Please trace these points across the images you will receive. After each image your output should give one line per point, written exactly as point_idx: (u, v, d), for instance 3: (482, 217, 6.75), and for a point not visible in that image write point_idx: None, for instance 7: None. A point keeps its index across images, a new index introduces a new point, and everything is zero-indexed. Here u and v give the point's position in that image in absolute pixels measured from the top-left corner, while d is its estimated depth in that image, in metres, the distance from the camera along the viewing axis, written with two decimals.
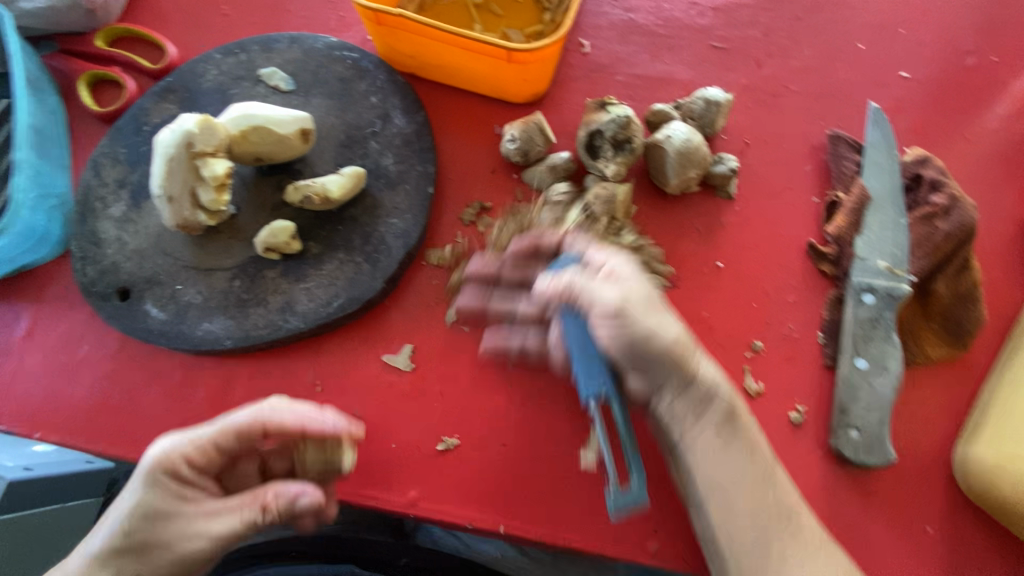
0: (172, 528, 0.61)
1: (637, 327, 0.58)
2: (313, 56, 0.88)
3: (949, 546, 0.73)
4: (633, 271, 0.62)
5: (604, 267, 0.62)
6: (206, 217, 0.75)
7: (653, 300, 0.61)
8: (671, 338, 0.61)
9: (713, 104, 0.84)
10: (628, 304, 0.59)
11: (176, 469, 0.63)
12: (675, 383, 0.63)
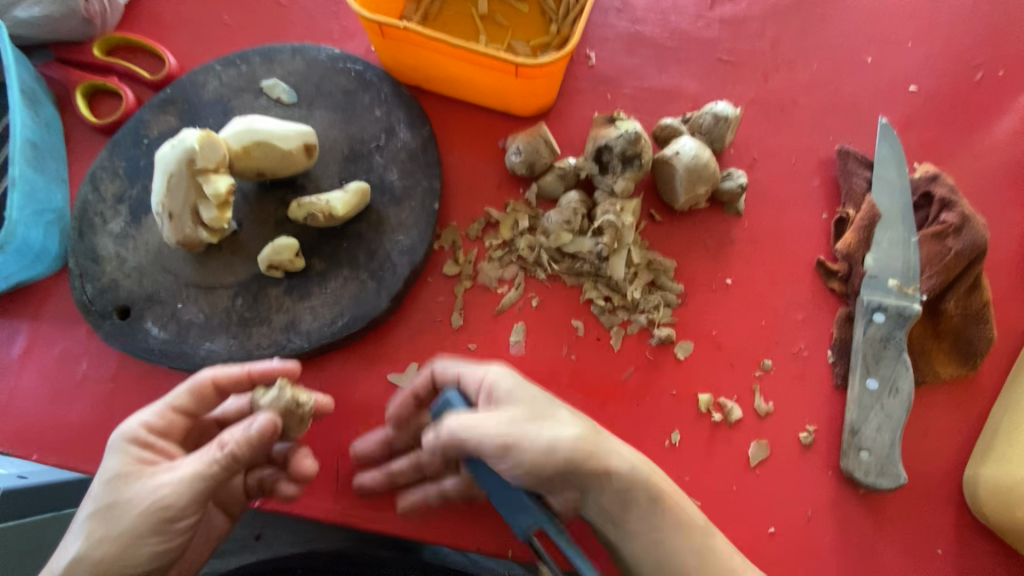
0: (137, 488, 0.59)
1: (512, 451, 0.57)
2: (316, 68, 0.86)
3: (959, 568, 0.73)
4: (503, 400, 0.62)
5: (484, 391, 0.64)
6: (207, 235, 0.73)
7: (536, 410, 0.61)
8: (601, 452, 0.61)
9: (722, 120, 0.82)
10: (505, 433, 0.58)
11: (141, 436, 0.62)
12: (607, 489, 0.61)
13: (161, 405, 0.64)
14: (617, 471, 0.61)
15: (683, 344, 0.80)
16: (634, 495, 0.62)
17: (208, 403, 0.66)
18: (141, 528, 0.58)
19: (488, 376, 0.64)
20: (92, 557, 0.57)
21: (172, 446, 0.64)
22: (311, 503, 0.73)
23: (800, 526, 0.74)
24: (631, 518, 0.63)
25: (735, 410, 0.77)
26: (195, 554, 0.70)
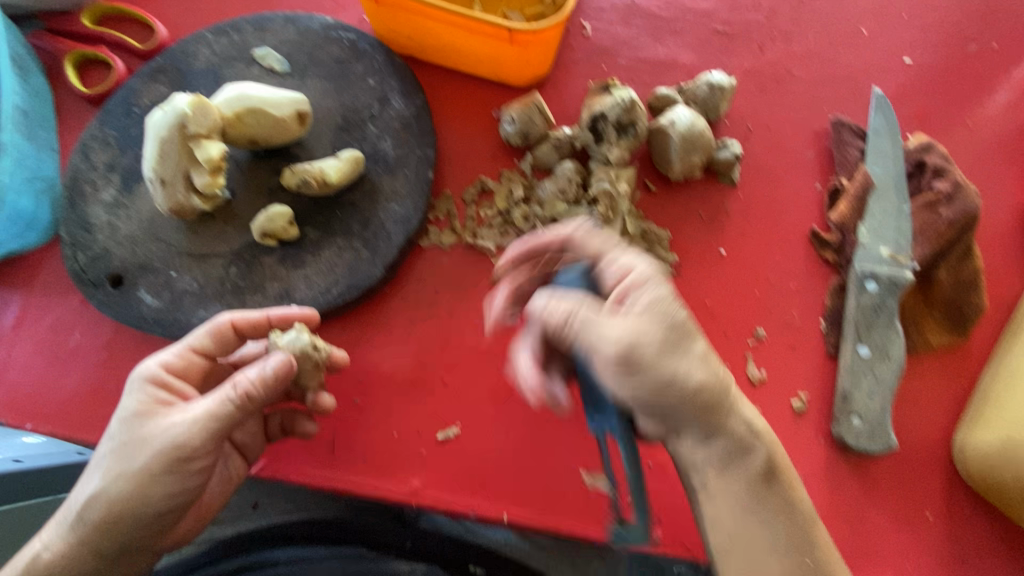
0: (152, 427, 0.59)
1: (641, 373, 0.53)
2: (308, 37, 0.85)
3: (947, 531, 0.74)
4: (644, 306, 0.54)
5: (622, 289, 0.55)
6: (200, 202, 0.73)
7: (679, 332, 0.55)
8: (721, 390, 0.57)
9: (717, 89, 0.82)
10: (635, 348, 0.52)
11: (160, 376, 0.63)
12: (715, 438, 0.58)
13: (180, 347, 0.66)
14: (728, 410, 0.58)
15: None
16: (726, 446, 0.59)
17: (227, 347, 0.68)
18: (156, 467, 0.58)
19: (631, 275, 0.56)
20: (110, 494, 0.58)
21: (188, 388, 0.64)
22: (307, 470, 0.73)
23: None
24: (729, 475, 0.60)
25: None
26: (216, 495, 0.72)
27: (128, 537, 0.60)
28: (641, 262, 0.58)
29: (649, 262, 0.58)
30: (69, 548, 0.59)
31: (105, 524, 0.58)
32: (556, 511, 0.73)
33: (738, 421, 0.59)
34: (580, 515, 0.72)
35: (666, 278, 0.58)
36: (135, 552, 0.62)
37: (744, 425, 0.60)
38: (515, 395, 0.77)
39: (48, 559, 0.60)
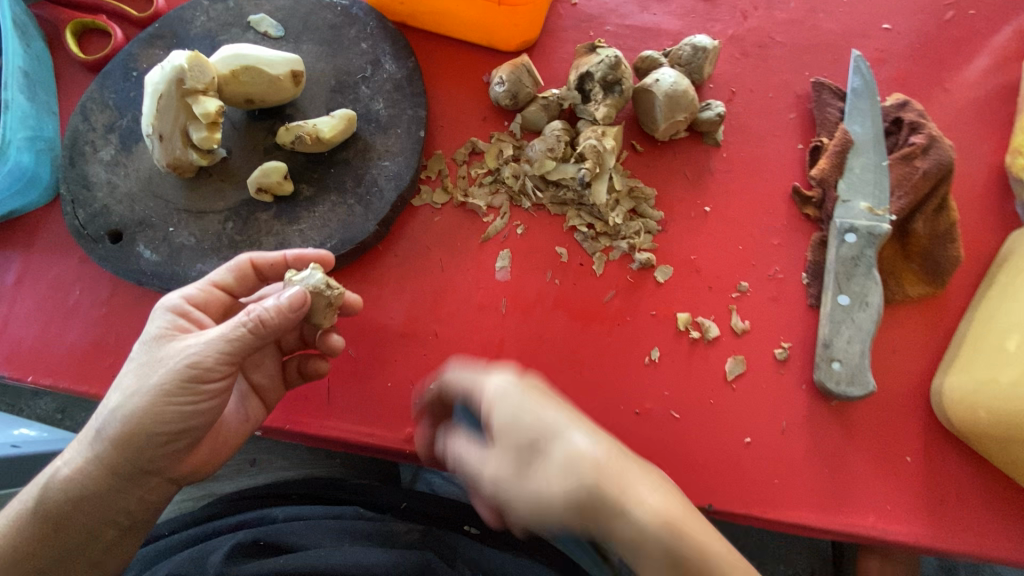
0: (169, 350, 0.62)
1: (500, 505, 0.51)
2: (302, 3, 0.87)
3: (925, 473, 0.76)
4: (495, 442, 0.51)
5: (483, 417, 0.53)
6: (197, 157, 0.75)
7: (529, 452, 0.49)
8: (598, 483, 0.46)
9: (701, 50, 0.85)
10: (488, 486, 0.50)
11: (182, 306, 0.67)
12: (615, 535, 0.47)
13: (202, 283, 0.69)
14: (628, 536, 0.46)
15: (663, 268, 0.83)
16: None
17: (247, 286, 0.72)
18: (169, 385, 0.60)
19: (487, 407, 0.53)
20: (126, 410, 0.60)
21: (206, 319, 0.67)
22: (304, 419, 0.75)
23: (774, 436, 0.77)
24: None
25: (712, 328, 0.80)
26: (230, 438, 0.71)
27: (140, 455, 0.62)
28: (496, 391, 0.53)
29: (515, 381, 0.54)
30: (88, 463, 0.62)
31: (121, 441, 0.61)
32: None
33: (628, 528, 0.46)
34: None
35: (524, 390, 0.53)
36: (146, 475, 0.63)
37: (635, 533, 0.46)
38: (505, 346, 0.79)
39: (69, 475, 0.63)
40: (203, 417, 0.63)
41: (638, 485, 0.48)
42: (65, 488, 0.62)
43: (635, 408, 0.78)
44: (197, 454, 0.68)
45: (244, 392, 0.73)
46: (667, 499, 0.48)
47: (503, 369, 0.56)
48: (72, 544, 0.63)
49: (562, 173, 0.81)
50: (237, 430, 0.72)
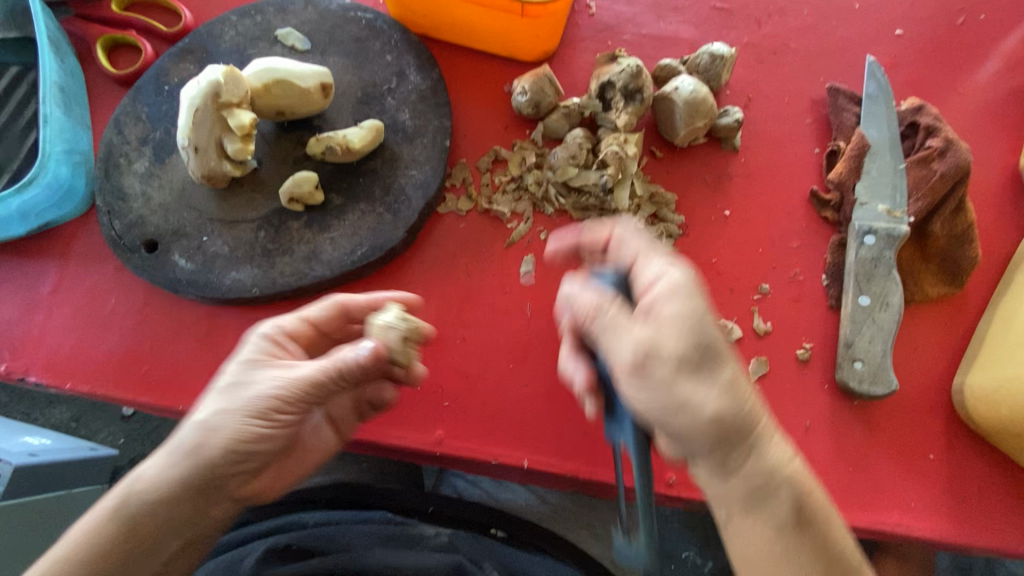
0: (262, 375, 0.63)
1: (650, 384, 0.53)
2: (328, 17, 0.90)
3: (948, 471, 0.77)
4: (676, 318, 0.53)
5: (652, 304, 0.55)
6: (231, 168, 0.77)
7: (707, 354, 0.53)
8: (752, 411, 0.55)
9: (718, 58, 0.87)
10: (650, 356, 0.52)
11: (275, 336, 0.68)
12: (749, 460, 0.55)
13: (298, 315, 0.70)
14: (766, 470, 0.55)
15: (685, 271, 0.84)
16: (774, 533, 0.56)
17: (335, 325, 0.73)
18: (261, 408, 0.61)
19: (664, 296, 0.54)
20: (214, 426, 0.60)
21: (295, 349, 0.69)
22: None
23: (798, 436, 0.78)
24: (758, 521, 0.56)
25: (735, 330, 0.82)
26: (295, 467, 0.71)
27: (214, 473, 0.60)
28: (674, 279, 0.55)
29: (685, 280, 0.56)
30: (164, 475, 0.59)
31: (202, 456, 0.59)
32: (574, 456, 0.76)
33: (767, 462, 0.55)
34: (596, 461, 0.76)
35: (693, 291, 0.55)
36: (214, 494, 0.62)
37: (772, 473, 0.55)
38: (531, 350, 0.80)
39: (143, 485, 0.60)
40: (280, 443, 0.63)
41: (778, 436, 0.58)
42: (136, 500, 0.59)
43: None
44: (262, 481, 0.66)
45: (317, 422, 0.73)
46: (799, 462, 0.58)
47: (679, 262, 0.57)
48: (129, 559, 0.59)
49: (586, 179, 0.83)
50: (307, 457, 0.72)
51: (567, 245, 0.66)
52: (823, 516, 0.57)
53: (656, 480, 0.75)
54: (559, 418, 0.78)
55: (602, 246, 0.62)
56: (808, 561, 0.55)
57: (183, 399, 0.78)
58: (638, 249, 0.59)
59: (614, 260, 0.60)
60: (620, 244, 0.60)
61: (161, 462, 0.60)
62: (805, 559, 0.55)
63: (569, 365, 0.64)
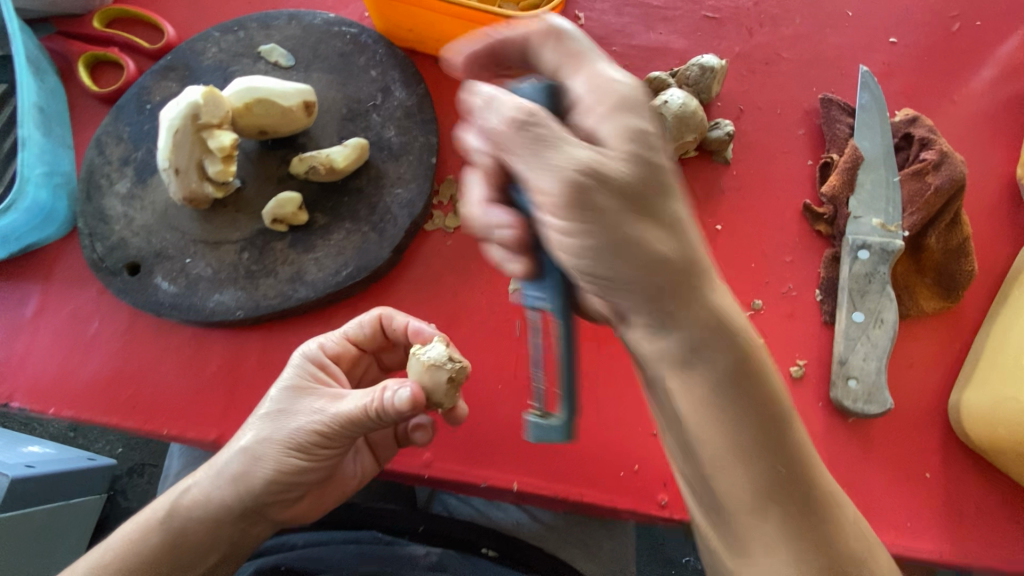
0: (304, 402, 0.66)
1: (590, 218, 0.45)
2: (312, 32, 0.89)
3: (945, 489, 0.76)
4: (626, 142, 0.47)
5: (597, 126, 0.49)
6: (213, 189, 0.76)
7: (656, 182, 0.48)
8: (699, 253, 0.51)
9: (708, 70, 0.85)
10: (590, 181, 0.45)
11: (318, 357, 0.72)
12: (693, 312, 0.51)
13: (340, 334, 0.74)
14: (708, 321, 0.52)
15: None
16: (708, 389, 0.52)
17: (374, 342, 0.76)
18: (299, 441, 0.65)
19: (604, 117, 0.49)
20: (257, 454, 0.66)
21: (338, 372, 0.72)
22: None
23: None
24: (697, 377, 0.53)
25: None
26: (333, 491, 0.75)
27: (256, 497, 0.67)
28: (622, 95, 0.50)
29: (637, 96, 0.50)
30: (213, 494, 0.67)
31: (245, 481, 0.66)
32: (563, 478, 0.75)
33: (710, 312, 0.52)
34: (587, 482, 0.75)
35: (642, 107, 0.50)
36: (255, 512, 0.68)
37: (714, 321, 0.52)
38: (520, 370, 0.79)
39: (194, 497, 0.67)
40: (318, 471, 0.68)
41: (720, 287, 0.55)
42: (186, 515, 0.67)
43: (652, 429, 0.77)
44: (303, 501, 0.73)
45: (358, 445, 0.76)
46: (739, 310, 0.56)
47: (628, 75, 0.52)
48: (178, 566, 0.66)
49: None
50: (346, 479, 0.76)
51: (482, 49, 0.60)
52: (763, 370, 0.54)
53: (647, 502, 0.74)
54: (549, 439, 0.76)
55: (540, 48, 0.56)
56: (741, 408, 0.52)
57: (168, 423, 0.77)
58: (576, 54, 0.53)
59: (551, 77, 0.55)
60: (558, 41, 0.54)
61: (212, 479, 0.67)
62: (742, 406, 0.52)
63: (489, 216, 0.55)
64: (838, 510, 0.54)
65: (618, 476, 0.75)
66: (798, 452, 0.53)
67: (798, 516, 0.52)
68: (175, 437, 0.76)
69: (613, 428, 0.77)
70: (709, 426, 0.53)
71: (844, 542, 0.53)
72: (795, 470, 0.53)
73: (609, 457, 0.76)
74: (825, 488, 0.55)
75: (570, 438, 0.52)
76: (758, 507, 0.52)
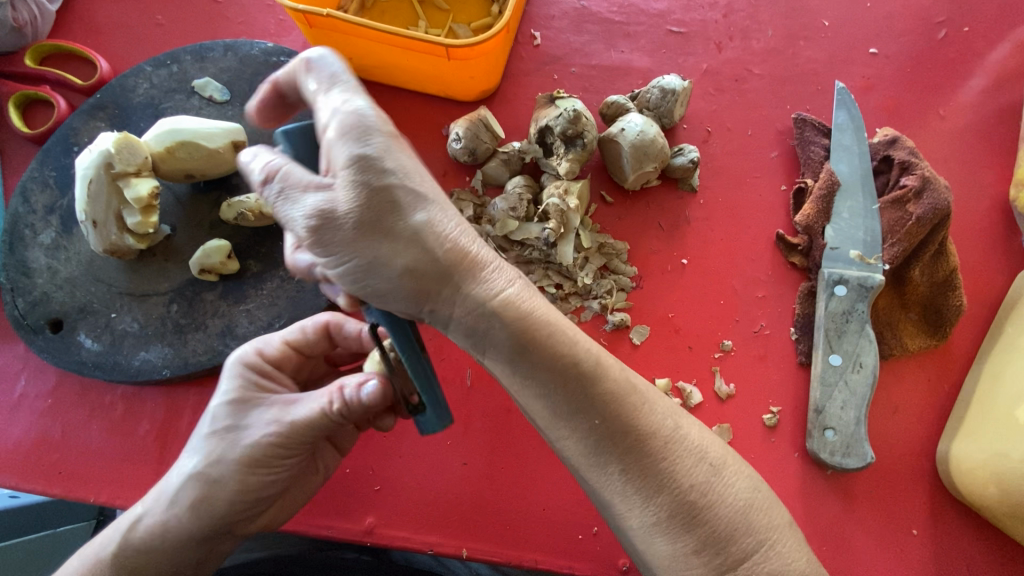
0: (256, 413, 0.57)
1: (333, 251, 0.47)
2: (248, 64, 0.83)
3: (935, 547, 0.69)
4: (349, 173, 0.46)
5: (327, 158, 0.47)
6: (135, 241, 0.71)
7: (386, 199, 0.46)
8: (454, 244, 0.48)
9: (669, 93, 0.79)
10: (324, 219, 0.46)
11: (259, 364, 0.62)
12: (456, 304, 0.48)
13: (281, 335, 0.65)
14: (471, 306, 0.48)
15: (639, 328, 0.77)
16: (505, 365, 0.50)
17: (320, 345, 0.67)
18: (260, 454, 0.55)
19: (333, 144, 0.47)
20: (213, 476, 0.55)
21: (285, 376, 0.64)
22: None
23: None
24: (492, 357, 0.50)
25: (695, 394, 0.74)
26: (299, 496, 0.65)
27: (218, 522, 0.56)
28: (349, 117, 0.47)
29: (365, 114, 0.47)
30: (167, 526, 0.55)
31: (203, 508, 0.55)
32: (517, 544, 0.69)
33: (471, 296, 0.48)
34: (543, 547, 0.69)
35: (374, 127, 0.47)
36: (219, 539, 0.58)
37: (477, 305, 0.48)
38: (471, 424, 0.74)
39: (148, 529, 0.55)
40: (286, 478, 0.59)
41: (496, 259, 0.51)
42: (145, 551, 0.55)
43: None
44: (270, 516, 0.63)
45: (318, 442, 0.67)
46: (521, 283, 0.51)
47: (356, 91, 0.49)
48: None
49: (528, 233, 0.76)
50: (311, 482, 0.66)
51: (269, 91, 0.54)
52: (551, 335, 0.49)
53: (607, 569, 0.69)
54: (501, 501, 0.71)
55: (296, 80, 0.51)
56: (535, 382, 0.49)
57: (95, 490, 0.72)
58: (321, 80, 0.49)
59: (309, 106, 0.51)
60: (308, 71, 0.49)
61: (159, 514, 0.55)
62: (533, 377, 0.49)
63: (301, 260, 0.50)
64: (674, 445, 0.51)
65: (574, 538, 0.70)
66: (615, 401, 0.50)
67: (634, 462, 0.50)
68: (103, 504, 0.72)
69: (570, 487, 0.71)
70: (524, 397, 0.51)
71: (685, 476, 0.50)
72: (609, 416, 0.50)
73: (566, 518, 0.70)
74: (660, 430, 0.51)
75: (445, 425, 0.51)
76: (592, 463, 0.51)
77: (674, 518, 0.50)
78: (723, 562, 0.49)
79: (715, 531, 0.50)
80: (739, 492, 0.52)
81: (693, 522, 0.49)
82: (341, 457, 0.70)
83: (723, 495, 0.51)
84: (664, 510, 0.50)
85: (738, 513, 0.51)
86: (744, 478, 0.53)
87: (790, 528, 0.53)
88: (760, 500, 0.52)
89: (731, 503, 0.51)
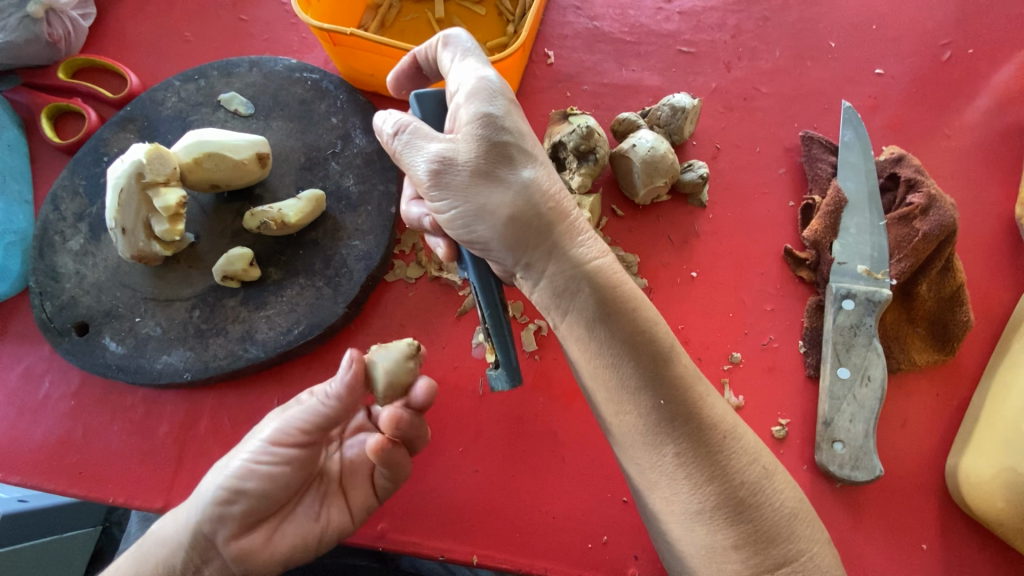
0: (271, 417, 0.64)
1: (447, 194, 0.53)
2: (272, 79, 0.86)
3: (945, 562, 0.69)
4: (473, 127, 0.52)
5: (455, 115, 0.54)
6: (161, 247, 0.74)
7: (501, 154, 0.52)
8: (552, 210, 0.53)
9: (679, 111, 0.81)
10: (442, 164, 0.52)
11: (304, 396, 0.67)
12: (551, 261, 0.53)
13: None
14: (567, 267, 0.53)
15: None
16: (584, 329, 0.54)
17: None
18: (256, 445, 0.60)
19: (462, 103, 0.53)
20: (221, 465, 0.61)
21: None
22: None
23: None
24: (570, 320, 0.55)
25: None
26: (296, 536, 0.62)
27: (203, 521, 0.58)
28: (480, 81, 0.54)
29: (490, 80, 0.54)
30: (180, 515, 0.59)
31: (201, 495, 0.59)
32: (526, 550, 0.70)
33: (567, 258, 0.53)
34: (551, 554, 0.70)
35: (500, 91, 0.54)
36: (206, 548, 0.58)
37: (570, 267, 0.53)
38: (483, 431, 0.75)
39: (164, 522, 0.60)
40: (279, 488, 0.61)
41: (589, 233, 0.55)
42: (156, 540, 0.58)
43: (623, 494, 0.72)
44: (258, 543, 0.60)
45: (329, 484, 0.66)
46: (611, 258, 0.56)
47: (486, 64, 0.56)
48: None
49: None
50: (309, 522, 0.63)
51: (408, 63, 0.65)
52: (635, 309, 0.53)
53: None
54: (511, 509, 0.72)
55: (436, 55, 0.60)
56: (611, 352, 0.53)
57: (113, 491, 0.73)
58: (457, 53, 0.57)
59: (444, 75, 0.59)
60: (446, 46, 0.58)
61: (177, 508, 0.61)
62: (610, 346, 0.53)
63: (413, 212, 0.64)
64: (734, 439, 0.54)
65: (582, 548, 0.70)
66: (683, 387, 0.53)
67: (694, 445, 0.52)
68: (120, 505, 0.73)
69: (580, 494, 0.72)
70: (596, 366, 0.54)
71: (739, 472, 0.53)
72: (682, 401, 0.52)
73: (576, 526, 0.71)
74: (722, 422, 0.54)
75: (513, 384, 0.55)
76: (651, 439, 0.53)
77: (720, 510, 0.52)
78: (760, 562, 0.51)
79: (758, 530, 0.52)
80: (787, 499, 0.54)
81: (740, 516, 0.52)
82: (352, 520, 0.65)
83: (772, 496, 0.53)
84: (712, 500, 0.52)
85: (785, 518, 0.53)
86: (791, 486, 0.56)
87: (827, 544, 0.54)
88: (804, 511, 0.55)
89: (778, 506, 0.53)
